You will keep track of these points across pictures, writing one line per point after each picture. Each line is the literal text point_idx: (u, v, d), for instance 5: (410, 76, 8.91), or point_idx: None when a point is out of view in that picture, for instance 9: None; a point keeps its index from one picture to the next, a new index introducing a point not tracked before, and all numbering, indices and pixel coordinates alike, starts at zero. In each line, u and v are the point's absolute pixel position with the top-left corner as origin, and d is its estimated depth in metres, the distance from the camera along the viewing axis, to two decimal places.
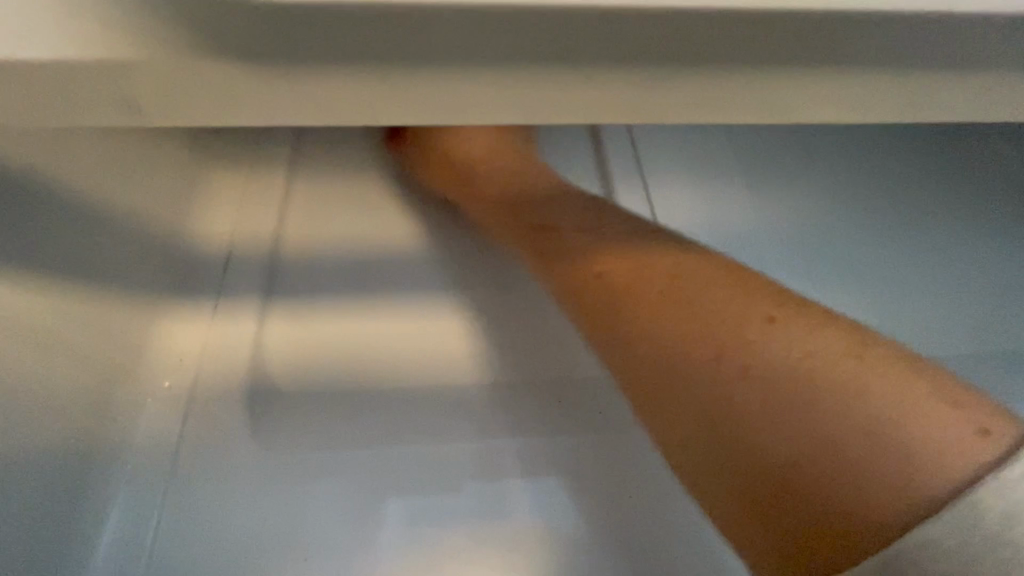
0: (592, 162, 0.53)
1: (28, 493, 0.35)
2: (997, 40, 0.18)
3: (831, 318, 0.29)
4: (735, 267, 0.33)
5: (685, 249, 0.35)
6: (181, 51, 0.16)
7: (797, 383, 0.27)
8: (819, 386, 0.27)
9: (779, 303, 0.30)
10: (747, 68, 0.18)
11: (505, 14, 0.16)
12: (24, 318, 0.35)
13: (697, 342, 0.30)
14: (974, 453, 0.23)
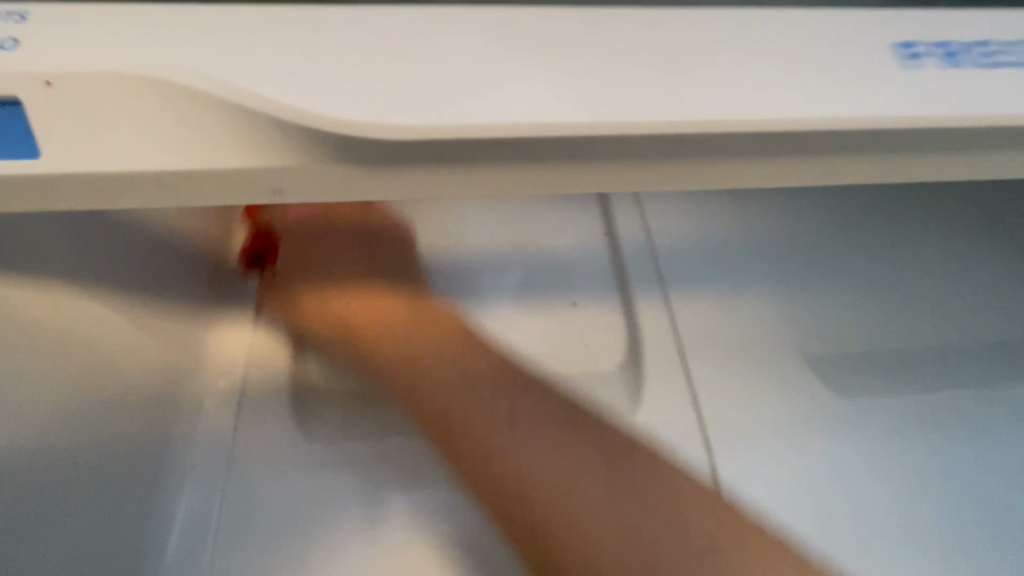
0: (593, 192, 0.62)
1: (123, 490, 0.40)
2: (883, 134, 0.25)
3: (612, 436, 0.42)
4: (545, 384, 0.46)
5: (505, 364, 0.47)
6: (291, 148, 0.22)
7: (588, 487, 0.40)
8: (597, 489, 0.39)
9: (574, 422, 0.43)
10: (701, 154, 0.24)
11: (532, 128, 0.22)
12: (122, 331, 0.41)
13: (511, 438, 0.42)
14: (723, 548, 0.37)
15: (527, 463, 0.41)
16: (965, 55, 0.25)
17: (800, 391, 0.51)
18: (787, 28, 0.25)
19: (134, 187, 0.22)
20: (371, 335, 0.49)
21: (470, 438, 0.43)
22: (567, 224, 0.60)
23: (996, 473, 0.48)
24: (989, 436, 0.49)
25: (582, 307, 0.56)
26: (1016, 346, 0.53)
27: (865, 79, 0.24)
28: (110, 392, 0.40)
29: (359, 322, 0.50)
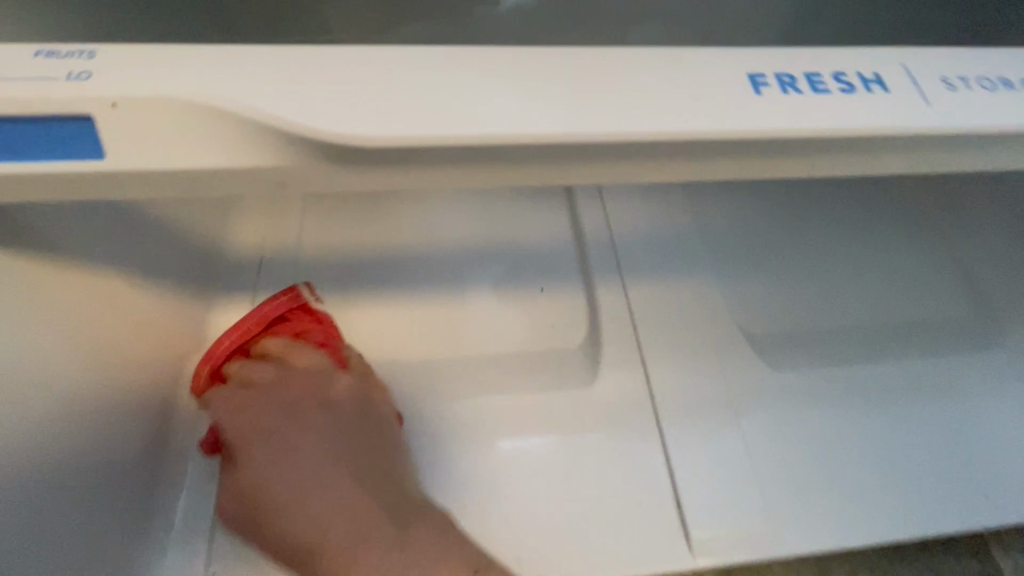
0: (562, 191, 0.68)
1: (126, 471, 0.45)
2: (819, 143, 0.27)
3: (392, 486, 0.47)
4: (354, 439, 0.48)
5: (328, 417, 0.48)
6: (254, 157, 0.23)
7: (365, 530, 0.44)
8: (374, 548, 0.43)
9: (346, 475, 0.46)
10: (643, 158, 0.27)
11: (487, 141, 0.23)
12: (122, 331, 0.45)
13: (306, 495, 0.45)
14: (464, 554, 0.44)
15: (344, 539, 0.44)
16: (828, 80, 0.26)
17: (733, 367, 0.59)
18: (738, 51, 0.27)
19: (112, 188, 0.24)
20: (246, 434, 0.46)
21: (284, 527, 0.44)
22: (539, 219, 0.67)
23: (887, 433, 0.57)
24: (889, 403, 0.58)
25: (550, 292, 0.63)
26: (922, 332, 0.62)
27: (804, 100, 0.25)
28: (116, 385, 0.44)
29: (279, 452, 0.46)
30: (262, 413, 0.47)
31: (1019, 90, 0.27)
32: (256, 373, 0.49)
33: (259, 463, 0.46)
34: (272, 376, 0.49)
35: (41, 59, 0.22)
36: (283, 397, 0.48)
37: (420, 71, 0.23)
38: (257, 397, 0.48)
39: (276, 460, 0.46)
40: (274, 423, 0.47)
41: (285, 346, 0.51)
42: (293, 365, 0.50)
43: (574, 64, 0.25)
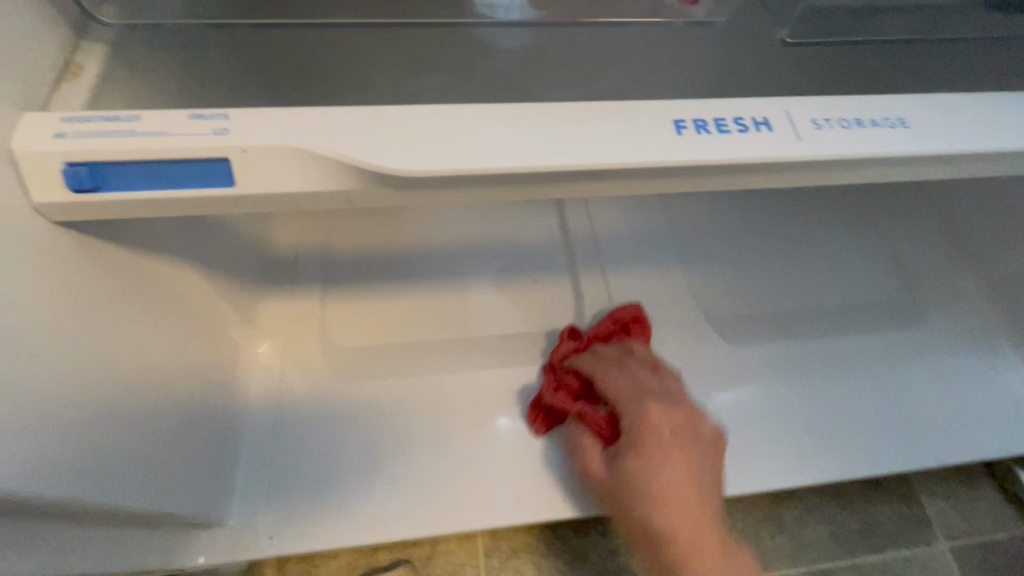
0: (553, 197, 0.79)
1: (203, 435, 0.56)
2: (730, 169, 0.37)
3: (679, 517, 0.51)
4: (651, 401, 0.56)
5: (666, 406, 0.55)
6: (333, 184, 0.34)
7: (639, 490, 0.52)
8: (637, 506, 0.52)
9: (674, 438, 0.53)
10: (606, 180, 0.37)
11: (495, 171, 0.34)
12: (200, 317, 0.56)
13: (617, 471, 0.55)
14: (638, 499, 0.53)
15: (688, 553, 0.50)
16: (729, 123, 0.36)
17: (699, 343, 0.70)
18: (676, 102, 0.37)
19: (237, 205, 0.35)
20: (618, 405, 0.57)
21: (655, 511, 0.50)
22: (534, 221, 0.77)
23: (822, 400, 0.68)
24: (823, 375, 0.70)
25: (543, 284, 0.73)
26: (860, 312, 0.73)
27: (718, 138, 0.36)
28: (197, 360, 0.55)
29: (662, 473, 0.50)
30: (632, 438, 0.52)
31: (874, 127, 0.37)
32: (626, 384, 0.57)
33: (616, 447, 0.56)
34: (682, 406, 0.55)
35: (194, 120, 0.32)
36: (665, 397, 0.56)
37: (446, 124, 0.34)
38: (658, 411, 0.54)
39: (649, 460, 0.51)
40: (679, 452, 0.52)
41: (633, 355, 0.63)
42: (665, 388, 0.58)
43: (548, 116, 0.35)
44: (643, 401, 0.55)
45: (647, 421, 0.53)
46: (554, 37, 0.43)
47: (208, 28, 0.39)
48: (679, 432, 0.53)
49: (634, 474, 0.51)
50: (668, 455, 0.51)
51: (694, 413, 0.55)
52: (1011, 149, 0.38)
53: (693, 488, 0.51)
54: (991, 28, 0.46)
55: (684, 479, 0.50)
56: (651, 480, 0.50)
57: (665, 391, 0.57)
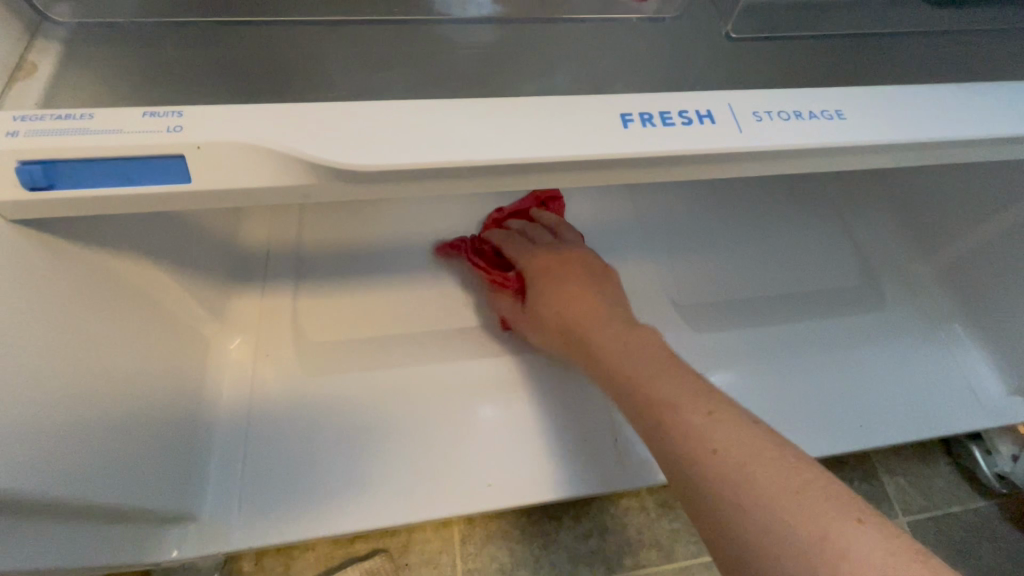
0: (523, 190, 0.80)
1: (175, 430, 0.56)
2: (675, 161, 0.39)
3: (680, 383, 0.54)
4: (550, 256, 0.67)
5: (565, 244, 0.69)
6: (287, 180, 0.34)
7: (582, 323, 0.62)
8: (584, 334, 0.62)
9: (588, 281, 0.65)
10: (557, 173, 0.38)
11: (447, 165, 0.35)
12: (171, 313, 0.57)
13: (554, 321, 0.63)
14: (619, 337, 0.60)
15: (644, 373, 0.56)
16: (674, 117, 0.38)
17: (665, 330, 0.72)
18: (622, 97, 0.39)
19: (195, 201, 0.36)
20: (541, 295, 0.65)
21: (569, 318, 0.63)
22: None
23: (784, 384, 0.71)
24: (784, 359, 0.72)
25: None
26: (820, 297, 0.76)
27: (661, 130, 0.37)
28: (168, 356, 0.56)
29: (558, 299, 0.64)
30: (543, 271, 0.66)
31: (811, 119, 0.39)
32: (522, 253, 0.68)
33: (537, 305, 0.65)
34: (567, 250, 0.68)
35: (147, 118, 0.33)
36: (520, 251, 0.69)
37: (400, 120, 0.35)
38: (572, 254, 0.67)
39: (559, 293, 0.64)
40: (569, 279, 0.65)
41: (505, 291, 0.69)
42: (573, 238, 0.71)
43: (499, 110, 0.36)
44: (532, 258, 0.67)
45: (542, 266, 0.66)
46: (508, 34, 0.44)
47: (164, 27, 0.39)
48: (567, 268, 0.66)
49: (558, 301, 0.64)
50: (569, 294, 0.64)
51: (574, 254, 0.68)
52: (942, 139, 0.40)
53: (595, 307, 0.63)
54: (931, 22, 0.48)
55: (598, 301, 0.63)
56: (552, 308, 0.64)
57: (550, 246, 0.69)
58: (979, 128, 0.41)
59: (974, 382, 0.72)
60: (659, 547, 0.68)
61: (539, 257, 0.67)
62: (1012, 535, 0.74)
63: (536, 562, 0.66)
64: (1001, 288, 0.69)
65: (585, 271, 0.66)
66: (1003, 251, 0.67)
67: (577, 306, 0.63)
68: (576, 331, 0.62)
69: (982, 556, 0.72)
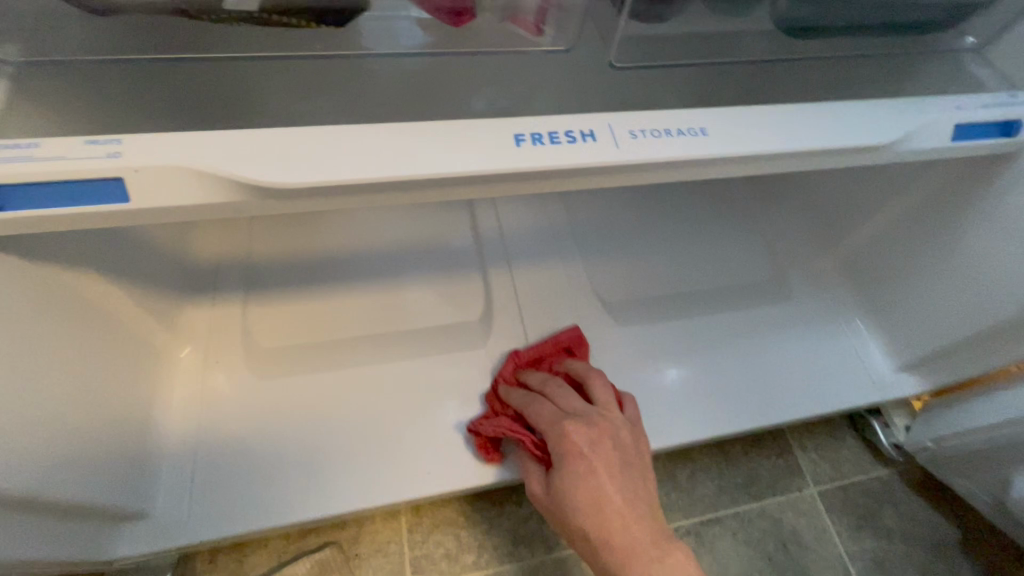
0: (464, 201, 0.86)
1: (123, 433, 0.59)
2: (564, 174, 0.45)
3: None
4: (575, 423, 0.55)
5: (600, 414, 0.57)
6: (218, 197, 0.39)
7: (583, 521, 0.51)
8: (579, 529, 0.51)
9: (610, 467, 0.52)
10: (464, 187, 0.44)
11: (360, 181, 0.40)
12: (120, 321, 0.60)
13: (553, 499, 0.54)
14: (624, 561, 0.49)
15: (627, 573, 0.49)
16: (561, 136, 0.44)
17: (596, 326, 0.78)
18: (518, 120, 0.45)
19: (137, 219, 0.40)
20: (554, 472, 0.54)
21: (560, 467, 0.53)
22: (446, 223, 0.84)
23: (704, 374, 0.78)
24: (703, 348, 0.79)
25: (456, 281, 0.80)
26: (735, 291, 0.84)
27: (549, 148, 0.43)
28: (118, 362, 0.59)
29: (565, 477, 0.52)
30: (555, 436, 0.55)
31: (679, 136, 0.46)
32: (544, 413, 0.59)
33: (551, 475, 0.55)
34: (591, 418, 0.56)
35: (90, 145, 0.37)
36: (554, 410, 0.59)
37: (318, 143, 0.40)
38: (593, 425, 0.55)
39: (579, 473, 0.52)
40: (586, 462, 0.52)
41: (526, 449, 0.61)
42: (601, 400, 0.59)
43: (407, 134, 0.42)
44: (558, 425, 0.56)
45: (559, 436, 0.55)
46: (423, 63, 0.50)
47: (109, 64, 0.44)
48: (597, 447, 0.53)
49: (555, 446, 0.55)
50: (577, 476, 0.52)
51: (605, 427, 0.55)
52: (791, 149, 0.48)
53: (601, 515, 0.50)
54: (788, 51, 0.56)
55: (603, 491, 0.51)
56: (560, 489, 0.53)
57: (580, 413, 0.57)
58: (820, 140, 0.48)
59: (869, 361, 0.80)
60: None
61: (559, 426, 0.56)
62: (911, 500, 0.82)
63: (479, 546, 0.71)
64: (886, 277, 0.78)
65: (607, 457, 0.53)
66: (887, 243, 0.76)
67: (578, 488, 0.51)
68: (574, 522, 0.51)
69: (884, 519, 0.80)
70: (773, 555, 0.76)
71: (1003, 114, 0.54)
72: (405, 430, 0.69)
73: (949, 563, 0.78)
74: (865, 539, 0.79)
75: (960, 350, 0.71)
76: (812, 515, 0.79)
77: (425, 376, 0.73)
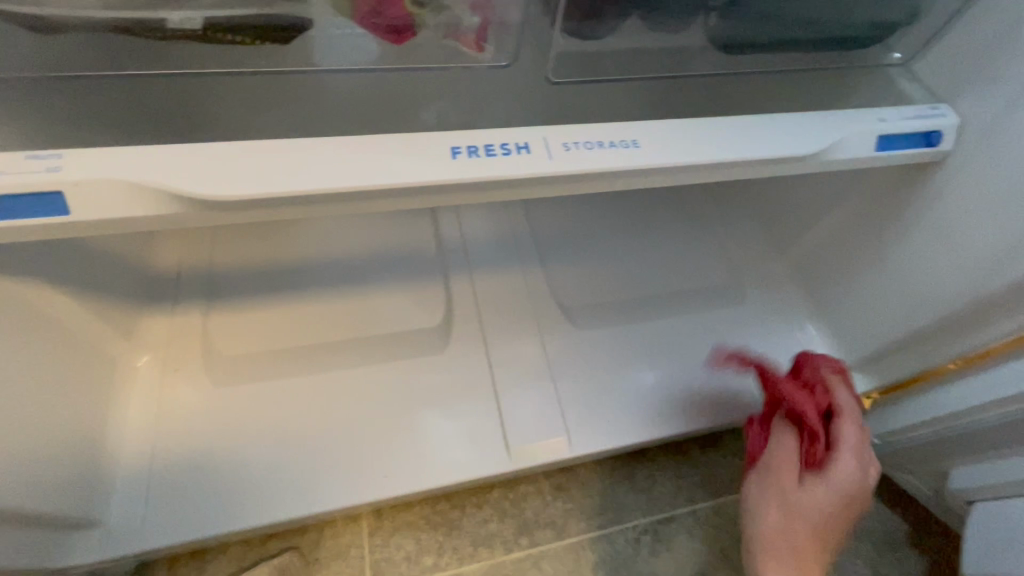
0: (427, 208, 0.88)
1: (76, 439, 0.60)
2: (500, 185, 0.47)
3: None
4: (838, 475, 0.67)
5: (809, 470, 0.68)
6: (157, 209, 0.40)
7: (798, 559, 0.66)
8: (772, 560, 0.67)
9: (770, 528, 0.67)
10: (403, 198, 0.46)
11: (297, 193, 0.41)
12: (73, 328, 0.61)
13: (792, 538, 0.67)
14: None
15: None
16: (496, 149, 0.46)
17: (555, 330, 0.80)
18: (455, 134, 0.47)
19: (76, 232, 0.41)
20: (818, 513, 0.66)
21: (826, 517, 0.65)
22: (409, 231, 0.85)
23: (661, 376, 0.80)
24: (660, 350, 0.82)
25: (418, 287, 0.81)
26: (690, 294, 0.86)
27: (483, 160, 0.45)
28: (69, 369, 0.60)
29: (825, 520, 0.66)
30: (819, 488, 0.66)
31: (611, 148, 0.48)
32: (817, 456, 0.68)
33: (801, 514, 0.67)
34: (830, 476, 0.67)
35: (28, 160, 0.38)
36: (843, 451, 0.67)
37: (256, 156, 0.42)
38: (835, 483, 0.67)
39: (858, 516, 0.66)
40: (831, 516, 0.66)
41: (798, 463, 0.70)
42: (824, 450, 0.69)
43: (346, 148, 0.44)
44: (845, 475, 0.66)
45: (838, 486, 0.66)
46: (366, 78, 0.51)
47: (54, 80, 0.45)
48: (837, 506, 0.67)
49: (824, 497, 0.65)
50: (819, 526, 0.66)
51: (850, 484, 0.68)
52: (719, 160, 0.50)
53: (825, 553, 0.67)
54: (721, 66, 0.59)
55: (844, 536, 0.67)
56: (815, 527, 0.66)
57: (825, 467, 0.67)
58: (746, 151, 0.51)
59: None
60: (552, 526, 0.76)
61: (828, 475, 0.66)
62: None
63: (439, 548, 0.73)
64: (832, 280, 0.81)
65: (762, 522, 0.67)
66: (832, 247, 0.79)
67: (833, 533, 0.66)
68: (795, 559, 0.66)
69: None
70: (728, 552, 0.78)
71: (922, 125, 0.57)
72: (365, 433, 0.71)
73: (898, 555, 0.81)
74: None
75: (901, 349, 0.74)
76: None
77: (387, 381, 0.74)
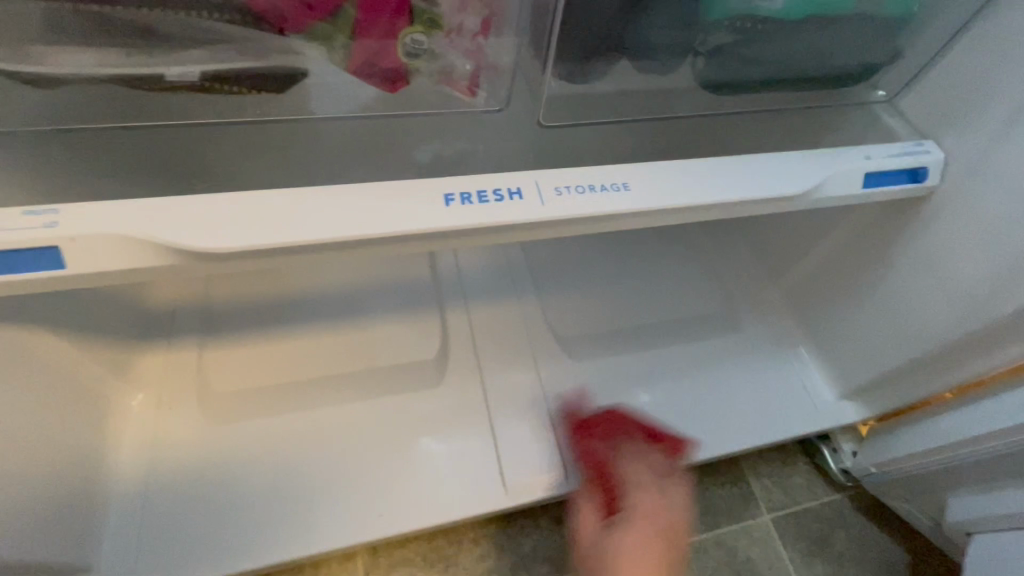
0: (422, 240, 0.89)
1: (65, 479, 0.59)
2: (493, 230, 0.47)
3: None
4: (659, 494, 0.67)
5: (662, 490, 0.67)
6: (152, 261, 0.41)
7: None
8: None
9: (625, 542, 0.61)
10: (398, 244, 0.46)
11: (291, 243, 0.42)
12: (63, 368, 0.61)
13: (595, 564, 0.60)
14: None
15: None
16: (489, 195, 0.47)
17: (550, 362, 0.80)
18: (447, 180, 0.47)
19: (73, 283, 0.41)
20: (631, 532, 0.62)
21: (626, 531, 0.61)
22: (404, 264, 0.86)
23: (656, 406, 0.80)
24: (655, 381, 0.82)
25: (413, 320, 0.82)
26: (685, 324, 0.87)
27: (475, 206, 0.46)
28: (58, 409, 0.59)
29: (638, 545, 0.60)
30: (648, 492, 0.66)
31: (601, 191, 0.49)
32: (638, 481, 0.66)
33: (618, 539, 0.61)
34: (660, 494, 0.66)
35: (26, 216, 0.39)
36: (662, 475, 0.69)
37: (250, 207, 0.42)
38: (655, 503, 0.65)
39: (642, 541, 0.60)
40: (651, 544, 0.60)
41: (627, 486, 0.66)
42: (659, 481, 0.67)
43: (339, 196, 0.44)
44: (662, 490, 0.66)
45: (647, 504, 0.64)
46: (361, 125, 0.52)
47: (61, 134, 0.47)
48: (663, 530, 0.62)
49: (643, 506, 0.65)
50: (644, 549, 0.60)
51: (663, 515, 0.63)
52: (709, 201, 0.51)
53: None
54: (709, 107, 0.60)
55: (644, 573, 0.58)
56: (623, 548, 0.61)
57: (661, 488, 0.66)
58: (735, 192, 0.52)
59: (814, 390, 0.83)
60: (550, 562, 0.75)
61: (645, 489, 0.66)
62: (862, 524, 0.84)
63: None
64: (824, 309, 0.82)
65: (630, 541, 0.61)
66: (824, 277, 0.80)
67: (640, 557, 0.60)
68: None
69: (834, 545, 0.82)
70: None
71: (908, 163, 0.58)
72: (359, 470, 0.70)
73: None
74: (816, 566, 0.81)
75: (894, 379, 0.74)
76: (766, 543, 0.81)
77: (381, 415, 0.74)
